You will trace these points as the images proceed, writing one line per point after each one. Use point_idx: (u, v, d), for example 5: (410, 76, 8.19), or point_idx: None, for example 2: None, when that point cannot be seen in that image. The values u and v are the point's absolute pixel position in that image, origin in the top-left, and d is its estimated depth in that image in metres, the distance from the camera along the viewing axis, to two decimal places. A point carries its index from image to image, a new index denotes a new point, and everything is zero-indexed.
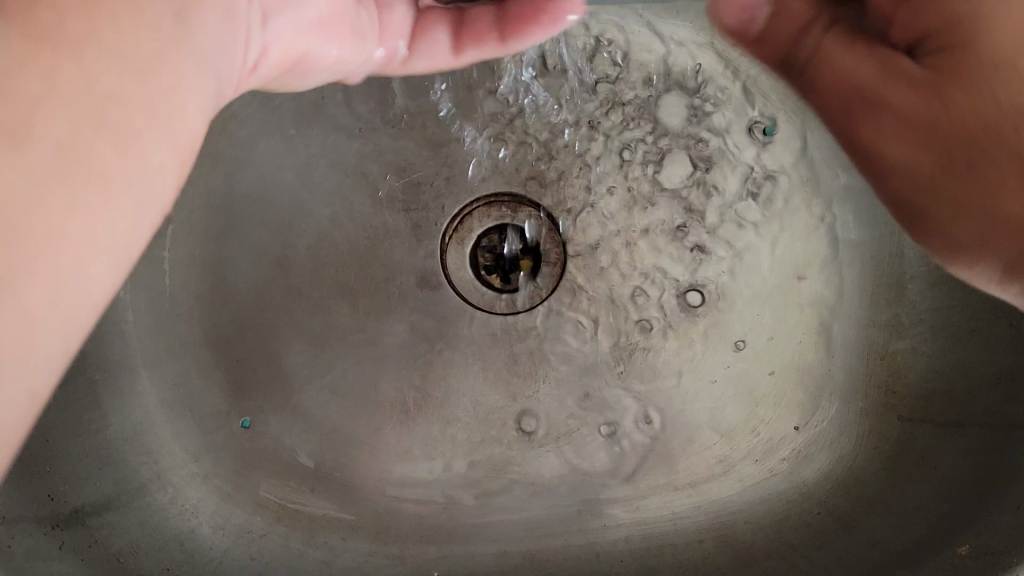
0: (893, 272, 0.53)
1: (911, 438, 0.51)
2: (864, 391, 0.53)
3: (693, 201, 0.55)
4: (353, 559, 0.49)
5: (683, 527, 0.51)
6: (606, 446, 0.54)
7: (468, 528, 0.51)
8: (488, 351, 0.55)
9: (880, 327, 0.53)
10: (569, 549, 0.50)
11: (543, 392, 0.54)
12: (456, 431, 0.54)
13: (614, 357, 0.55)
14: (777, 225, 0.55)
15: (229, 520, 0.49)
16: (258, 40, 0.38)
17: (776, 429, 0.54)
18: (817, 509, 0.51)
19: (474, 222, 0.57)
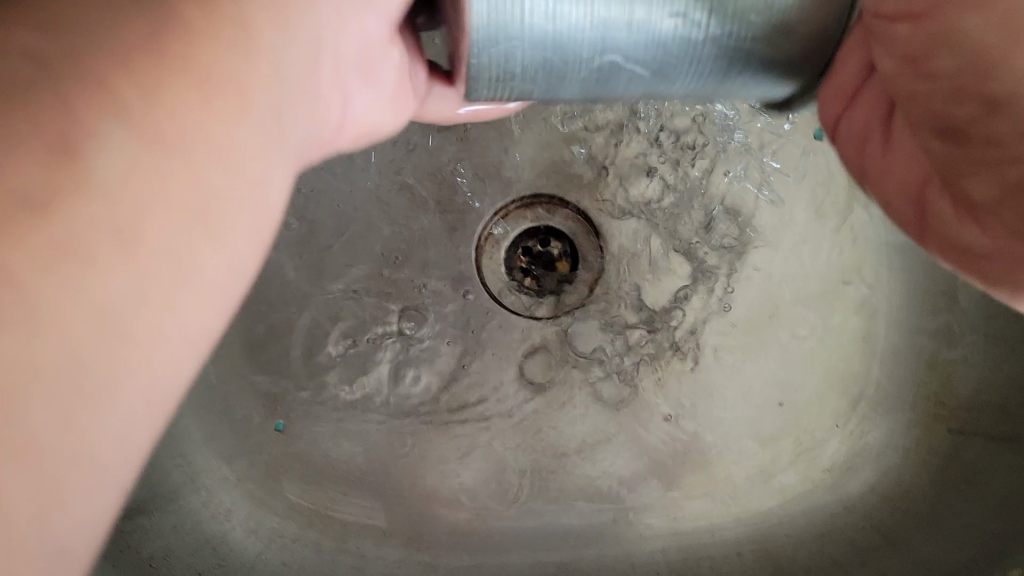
0: (945, 278, 0.51)
1: (961, 451, 0.49)
2: (912, 402, 0.52)
3: (734, 203, 0.54)
4: (386, 565, 0.49)
5: (719, 539, 0.50)
6: (642, 455, 0.52)
7: (500, 536, 0.51)
8: (522, 356, 0.54)
9: (929, 335, 0.52)
10: (603, 560, 0.50)
11: (578, 398, 0.53)
12: (490, 437, 0.53)
13: (653, 363, 0.54)
14: (824, 228, 0.54)
15: (262, 524, 0.50)
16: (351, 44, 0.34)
17: (820, 441, 0.52)
18: (862, 523, 0.49)
19: (509, 224, 0.55)
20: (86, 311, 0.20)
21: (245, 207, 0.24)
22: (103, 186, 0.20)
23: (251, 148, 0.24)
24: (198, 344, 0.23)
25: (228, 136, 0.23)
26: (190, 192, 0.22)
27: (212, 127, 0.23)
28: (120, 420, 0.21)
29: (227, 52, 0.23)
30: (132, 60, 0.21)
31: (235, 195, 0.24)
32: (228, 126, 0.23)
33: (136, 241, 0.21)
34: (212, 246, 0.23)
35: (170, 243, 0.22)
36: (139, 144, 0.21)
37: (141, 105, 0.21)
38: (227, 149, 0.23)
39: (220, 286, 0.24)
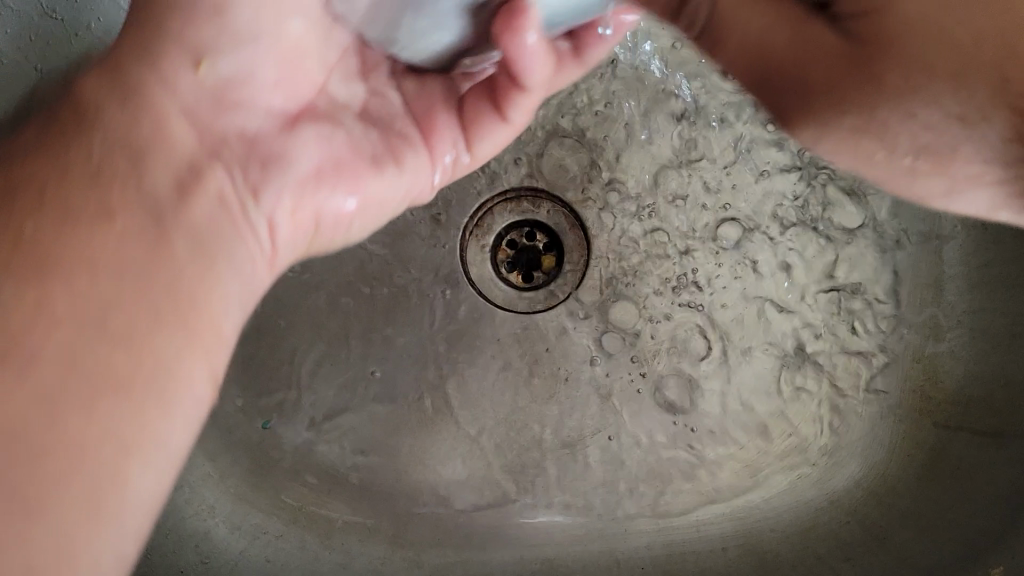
0: (932, 272, 0.51)
1: (946, 446, 0.49)
2: (898, 396, 0.51)
3: (719, 198, 0.54)
4: (369, 562, 0.49)
5: (705, 535, 0.50)
6: (628, 450, 0.52)
7: (484, 531, 0.51)
8: (508, 351, 0.54)
9: (916, 329, 0.51)
10: (588, 556, 0.50)
11: (564, 394, 0.53)
12: (476, 432, 0.52)
13: (639, 357, 0.53)
14: (809, 221, 0.53)
15: (245, 520, 0.49)
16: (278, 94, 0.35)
17: (806, 436, 0.52)
18: (846, 518, 0.49)
19: (495, 218, 0.55)
20: (57, 461, 0.27)
21: (170, 366, 0.30)
22: (53, 360, 0.27)
23: (175, 320, 0.30)
24: (161, 474, 0.29)
25: (145, 305, 0.29)
26: (121, 362, 0.29)
27: (123, 308, 0.29)
28: (116, 539, 0.28)
29: (140, 246, 0.30)
30: (49, 267, 0.28)
31: (165, 361, 0.29)
32: (148, 309, 0.30)
33: (103, 397, 0.28)
34: (151, 401, 0.29)
35: (91, 413, 0.28)
36: (71, 330, 0.28)
37: (64, 289, 0.28)
38: (144, 326, 0.29)
39: (176, 434, 0.30)
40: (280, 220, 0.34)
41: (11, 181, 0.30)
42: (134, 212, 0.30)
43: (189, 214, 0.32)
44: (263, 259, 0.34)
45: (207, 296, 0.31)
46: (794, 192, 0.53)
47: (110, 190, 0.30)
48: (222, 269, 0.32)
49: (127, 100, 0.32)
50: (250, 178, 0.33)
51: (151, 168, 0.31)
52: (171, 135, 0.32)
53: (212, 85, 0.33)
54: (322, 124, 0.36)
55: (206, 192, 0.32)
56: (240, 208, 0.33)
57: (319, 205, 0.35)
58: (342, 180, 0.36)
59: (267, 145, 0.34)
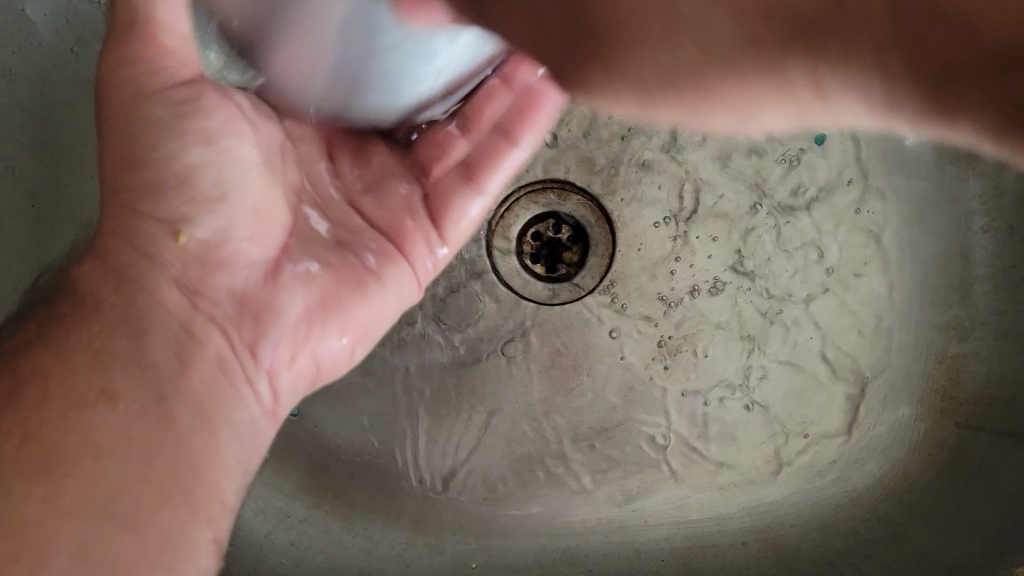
0: (957, 272, 0.51)
1: (968, 445, 0.49)
2: (920, 395, 0.51)
3: (745, 194, 0.54)
4: (393, 548, 0.50)
5: (724, 528, 0.50)
6: (650, 442, 0.53)
7: (505, 521, 0.51)
8: (533, 342, 0.54)
9: (939, 329, 0.52)
10: (609, 546, 0.50)
11: (587, 386, 0.53)
12: (499, 421, 0.53)
13: (663, 352, 0.53)
14: (834, 219, 0.53)
15: (270, 503, 0.49)
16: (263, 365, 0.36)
17: (825, 432, 0.52)
18: (866, 515, 0.49)
19: (520, 210, 0.56)
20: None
21: (177, 531, 0.31)
22: (73, 534, 0.28)
23: (183, 496, 0.31)
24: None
25: (154, 484, 0.31)
26: (131, 543, 0.29)
27: (133, 490, 0.30)
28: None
29: (146, 427, 0.31)
30: (46, 460, 0.29)
31: (173, 533, 0.31)
32: (155, 484, 0.31)
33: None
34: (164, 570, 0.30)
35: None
36: (83, 521, 0.29)
37: (77, 481, 0.29)
38: (155, 496, 0.31)
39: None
40: (281, 369, 0.37)
41: (20, 375, 0.31)
42: (139, 398, 0.31)
43: (186, 385, 0.33)
44: (268, 410, 0.37)
45: (211, 466, 0.33)
46: (816, 229, 0.54)
47: (113, 368, 0.31)
48: (226, 444, 0.34)
49: (121, 286, 0.33)
50: (246, 336, 0.36)
51: (154, 344, 0.33)
52: (161, 308, 0.33)
53: (192, 250, 0.34)
54: (302, 267, 0.37)
55: (204, 359, 0.34)
56: (236, 366, 0.35)
57: (314, 351, 0.38)
58: (327, 323, 0.38)
59: (256, 300, 0.36)
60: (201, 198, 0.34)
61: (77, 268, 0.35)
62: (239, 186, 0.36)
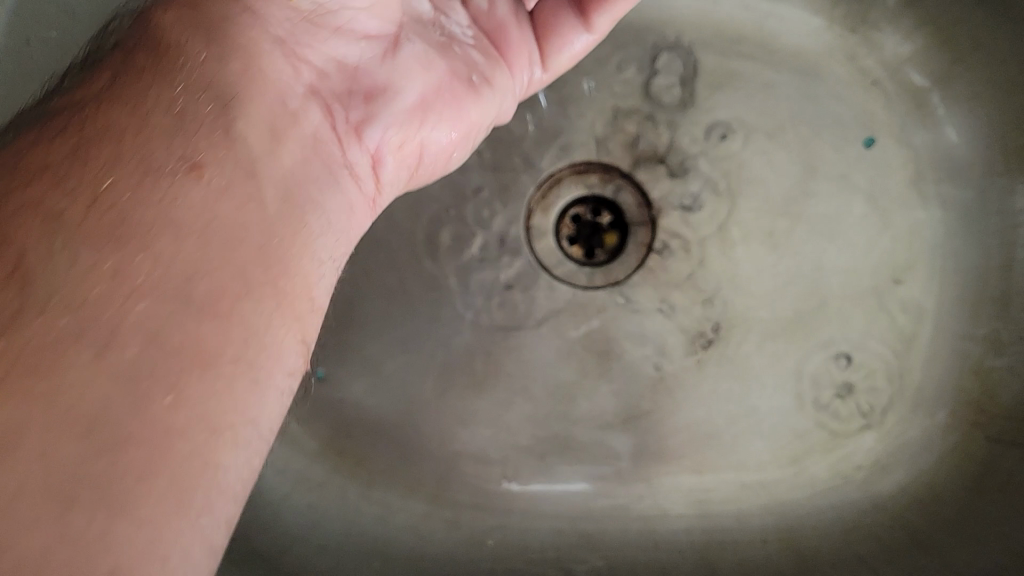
0: (998, 284, 0.51)
1: (998, 460, 0.48)
2: (950, 407, 0.51)
3: (790, 192, 0.54)
4: (408, 518, 0.50)
5: (745, 524, 0.50)
6: (675, 433, 0.52)
7: (525, 500, 0.51)
8: (565, 325, 0.53)
9: (979, 341, 0.51)
10: (627, 533, 0.50)
11: (615, 371, 0.53)
12: (524, 401, 0.52)
13: (695, 344, 0.53)
14: (877, 224, 0.53)
15: (290, 464, 0.50)
16: (377, 135, 0.39)
17: (854, 436, 0.52)
18: (888, 522, 0.49)
19: (562, 190, 0.55)
20: (160, 433, 0.25)
21: (259, 322, 0.29)
22: (152, 310, 0.26)
23: (268, 281, 0.30)
24: (247, 457, 0.28)
25: (235, 263, 0.29)
26: (216, 328, 0.28)
27: (215, 274, 0.28)
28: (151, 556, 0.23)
29: (226, 204, 0.30)
30: (120, 231, 0.27)
31: (253, 322, 0.29)
32: (241, 270, 0.29)
33: (191, 372, 0.26)
34: (246, 372, 0.28)
35: (206, 369, 0.27)
36: (156, 298, 0.26)
37: (155, 252, 0.27)
38: (243, 284, 0.29)
39: (263, 405, 0.29)
40: (387, 153, 0.40)
41: (92, 122, 0.29)
42: (222, 165, 0.30)
43: (277, 164, 0.33)
44: (370, 182, 0.40)
45: (296, 251, 0.32)
46: (856, 231, 0.53)
47: (197, 135, 0.30)
48: (315, 225, 0.34)
49: (210, 43, 0.33)
50: (357, 110, 0.39)
51: (239, 121, 0.32)
52: (263, 76, 0.34)
53: (304, 11, 0.36)
54: (421, 54, 0.41)
55: (294, 137, 0.34)
56: (344, 139, 0.38)
57: (423, 137, 0.42)
58: (439, 113, 0.42)
59: (367, 77, 0.39)
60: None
61: (158, 21, 0.34)
62: None
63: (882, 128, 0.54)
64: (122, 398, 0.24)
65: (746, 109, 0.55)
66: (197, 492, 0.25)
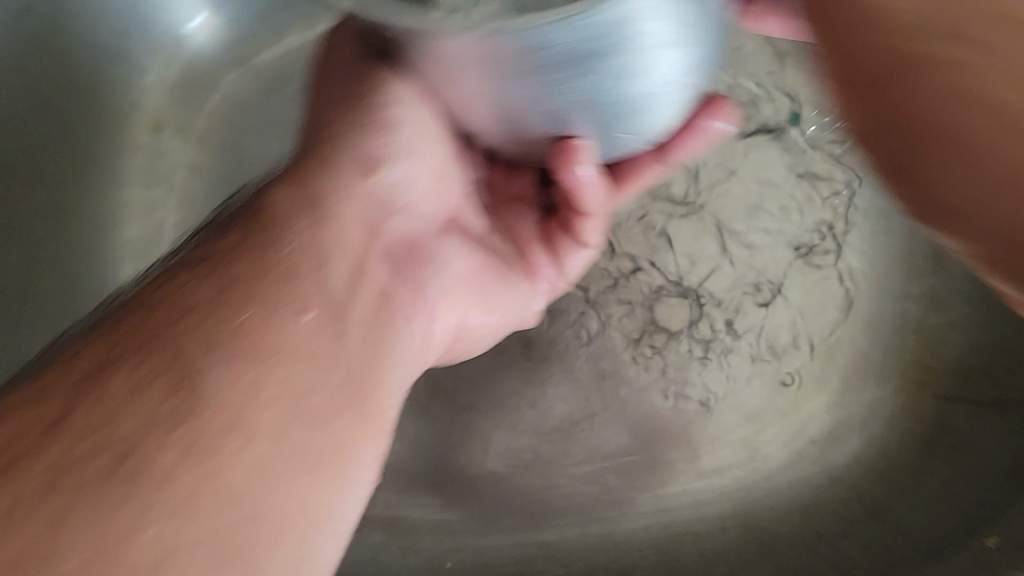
0: (930, 243, 0.51)
1: (948, 417, 0.48)
2: (898, 368, 0.50)
3: (713, 175, 0.55)
4: (365, 551, 0.49)
5: (704, 514, 0.49)
6: (625, 431, 0.51)
7: (481, 517, 0.50)
8: (501, 336, 0.53)
9: (916, 300, 0.51)
10: (586, 539, 0.49)
11: (557, 375, 0.52)
12: (470, 418, 0.52)
13: (632, 338, 0.52)
14: (805, 194, 0.54)
15: None
16: (427, 313, 0.35)
17: (804, 411, 0.51)
18: (846, 494, 0.48)
19: None
20: (269, 511, 0.25)
21: (347, 440, 0.28)
22: (230, 470, 0.24)
23: (356, 402, 0.29)
24: None
25: (338, 389, 0.28)
26: (319, 439, 0.27)
27: (315, 404, 0.27)
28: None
29: (328, 340, 0.29)
30: (187, 402, 0.25)
31: (348, 442, 0.28)
32: (341, 396, 0.28)
33: (296, 467, 0.26)
34: (334, 478, 0.27)
35: (306, 471, 0.26)
36: (185, 433, 0.24)
37: (216, 382, 0.25)
38: (338, 406, 0.28)
39: (347, 505, 0.28)
40: (438, 327, 0.36)
41: (117, 330, 0.26)
42: (310, 313, 0.29)
43: (355, 310, 0.31)
44: (436, 348, 0.37)
45: (374, 384, 0.30)
46: (787, 204, 0.54)
47: (294, 286, 0.29)
48: (386, 376, 0.31)
49: (315, 210, 0.32)
50: (410, 277, 0.34)
51: (285, 296, 0.28)
52: (344, 235, 0.32)
53: (384, 185, 0.35)
54: (461, 240, 0.39)
55: (367, 292, 0.31)
56: (413, 299, 0.34)
57: (459, 311, 0.38)
58: (475, 291, 0.39)
59: (427, 249, 0.36)
60: (412, 129, 0.36)
61: (274, 188, 0.32)
62: (416, 133, 0.37)
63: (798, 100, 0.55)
64: (224, 511, 0.24)
65: None
66: None
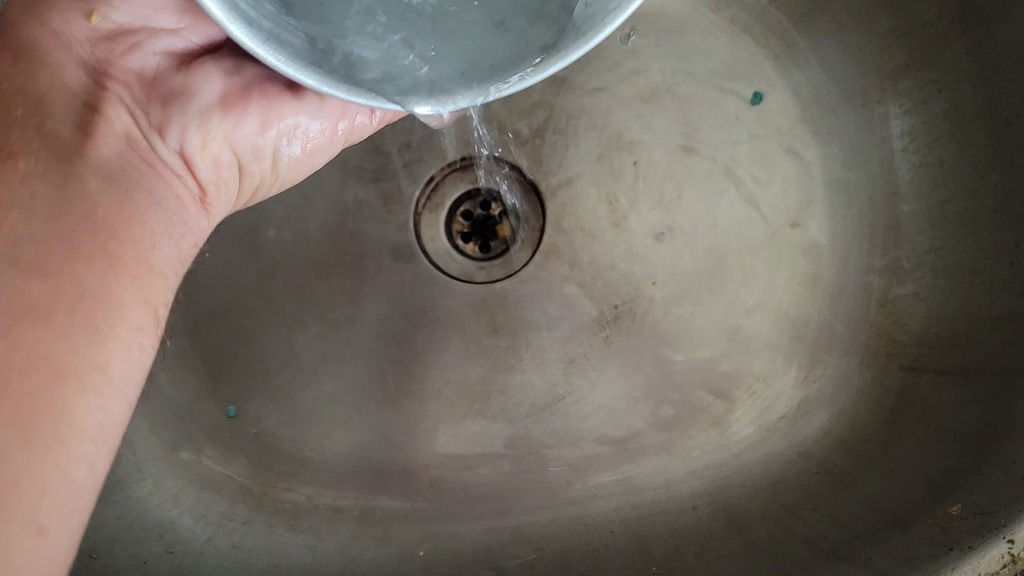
0: (888, 215, 0.50)
1: (913, 389, 0.47)
2: (866, 342, 0.50)
3: (674, 152, 0.54)
4: (338, 541, 0.48)
5: (676, 493, 0.49)
6: (598, 413, 0.52)
7: (454, 503, 0.50)
8: (468, 323, 0.53)
9: (879, 273, 0.50)
10: (559, 521, 0.48)
11: (526, 361, 0.53)
12: (440, 406, 0.52)
13: (601, 322, 0.53)
14: (765, 170, 0.53)
15: (210, 508, 0.48)
16: (166, 154, 0.36)
17: (773, 388, 0.51)
18: (815, 469, 0.47)
19: (447, 189, 0.55)
20: (4, 375, 0.28)
21: (92, 286, 0.31)
22: None
23: (97, 250, 0.31)
24: (113, 400, 0.31)
25: (61, 237, 0.30)
26: (41, 291, 0.29)
27: (39, 243, 0.30)
28: (68, 494, 0.29)
29: (47, 185, 0.31)
30: None
31: (90, 283, 0.31)
32: (65, 239, 0.31)
33: (20, 324, 0.28)
34: (84, 322, 0.30)
35: (30, 325, 0.29)
36: None
37: None
38: (64, 250, 0.30)
39: (121, 356, 0.31)
40: (195, 156, 0.37)
41: None
42: (34, 160, 0.31)
43: (95, 157, 0.33)
44: (222, 180, 0.39)
45: (133, 225, 0.33)
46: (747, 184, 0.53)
47: (9, 143, 0.31)
48: (149, 211, 0.34)
49: (19, 61, 0.34)
50: (153, 116, 0.36)
51: (11, 141, 0.31)
52: (54, 89, 0.33)
53: (105, 31, 0.36)
54: (224, 57, 0.38)
55: (109, 138, 0.34)
56: (146, 137, 0.35)
57: (233, 136, 0.38)
58: (257, 113, 0.38)
59: (168, 84, 0.37)
60: None
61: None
62: None
63: (757, 82, 0.53)
64: None
65: (618, 78, 0.54)
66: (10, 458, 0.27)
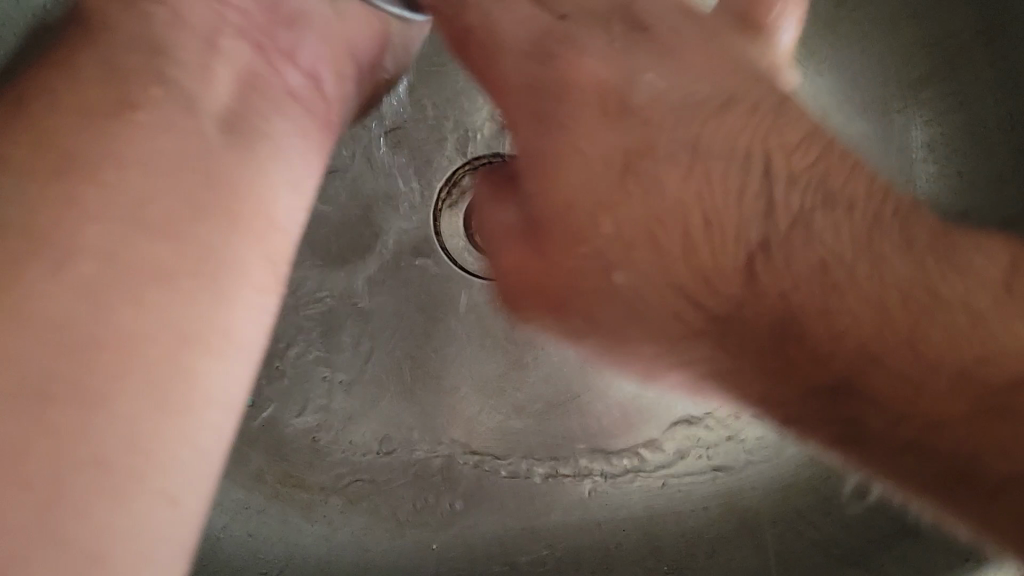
0: None
1: None
2: None
3: None
4: (354, 532, 0.50)
5: (688, 496, 0.51)
6: (612, 412, 0.52)
7: (468, 504, 0.51)
8: (483, 320, 0.52)
9: None
10: (568, 518, 0.51)
11: (542, 361, 0.52)
12: (456, 403, 0.52)
13: None
14: None
15: (227, 496, 0.50)
16: (297, 70, 0.41)
17: None
18: (822, 475, 0.50)
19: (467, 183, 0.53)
20: (132, 338, 0.28)
21: (215, 240, 0.32)
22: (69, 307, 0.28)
23: (219, 206, 0.33)
24: (235, 364, 0.32)
25: (185, 191, 0.32)
26: (166, 247, 0.30)
27: (163, 199, 0.31)
28: (183, 467, 0.29)
29: (167, 135, 0.33)
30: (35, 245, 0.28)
31: (213, 240, 0.32)
32: (190, 194, 0.32)
33: (149, 287, 0.29)
34: (207, 281, 0.31)
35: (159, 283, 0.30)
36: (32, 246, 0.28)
37: (96, 192, 0.30)
38: (188, 208, 0.32)
39: (239, 318, 0.32)
40: (321, 71, 0.42)
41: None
42: (156, 113, 0.33)
43: (211, 97, 0.35)
44: (317, 99, 0.41)
45: (250, 177, 0.34)
46: None
47: (131, 82, 0.33)
48: (271, 156, 0.36)
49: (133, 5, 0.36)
50: (279, 44, 0.41)
51: (131, 89, 0.33)
52: (175, 30, 0.36)
53: None
54: None
55: (227, 66, 0.37)
56: (276, 64, 0.40)
57: (347, 47, 0.43)
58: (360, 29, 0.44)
59: (286, 7, 0.42)
60: None
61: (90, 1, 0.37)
62: None
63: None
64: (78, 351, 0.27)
65: None
66: (137, 423, 0.28)
